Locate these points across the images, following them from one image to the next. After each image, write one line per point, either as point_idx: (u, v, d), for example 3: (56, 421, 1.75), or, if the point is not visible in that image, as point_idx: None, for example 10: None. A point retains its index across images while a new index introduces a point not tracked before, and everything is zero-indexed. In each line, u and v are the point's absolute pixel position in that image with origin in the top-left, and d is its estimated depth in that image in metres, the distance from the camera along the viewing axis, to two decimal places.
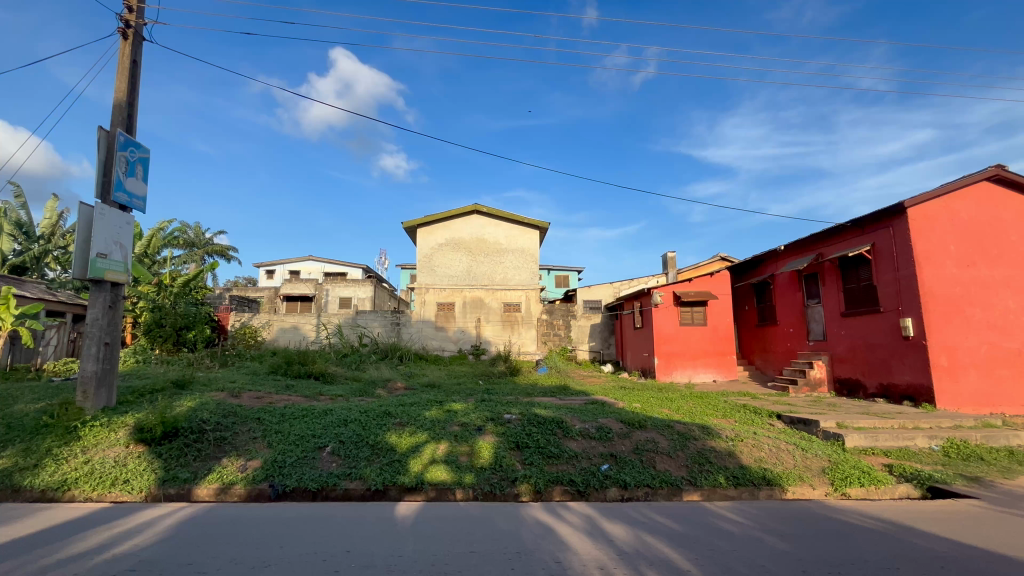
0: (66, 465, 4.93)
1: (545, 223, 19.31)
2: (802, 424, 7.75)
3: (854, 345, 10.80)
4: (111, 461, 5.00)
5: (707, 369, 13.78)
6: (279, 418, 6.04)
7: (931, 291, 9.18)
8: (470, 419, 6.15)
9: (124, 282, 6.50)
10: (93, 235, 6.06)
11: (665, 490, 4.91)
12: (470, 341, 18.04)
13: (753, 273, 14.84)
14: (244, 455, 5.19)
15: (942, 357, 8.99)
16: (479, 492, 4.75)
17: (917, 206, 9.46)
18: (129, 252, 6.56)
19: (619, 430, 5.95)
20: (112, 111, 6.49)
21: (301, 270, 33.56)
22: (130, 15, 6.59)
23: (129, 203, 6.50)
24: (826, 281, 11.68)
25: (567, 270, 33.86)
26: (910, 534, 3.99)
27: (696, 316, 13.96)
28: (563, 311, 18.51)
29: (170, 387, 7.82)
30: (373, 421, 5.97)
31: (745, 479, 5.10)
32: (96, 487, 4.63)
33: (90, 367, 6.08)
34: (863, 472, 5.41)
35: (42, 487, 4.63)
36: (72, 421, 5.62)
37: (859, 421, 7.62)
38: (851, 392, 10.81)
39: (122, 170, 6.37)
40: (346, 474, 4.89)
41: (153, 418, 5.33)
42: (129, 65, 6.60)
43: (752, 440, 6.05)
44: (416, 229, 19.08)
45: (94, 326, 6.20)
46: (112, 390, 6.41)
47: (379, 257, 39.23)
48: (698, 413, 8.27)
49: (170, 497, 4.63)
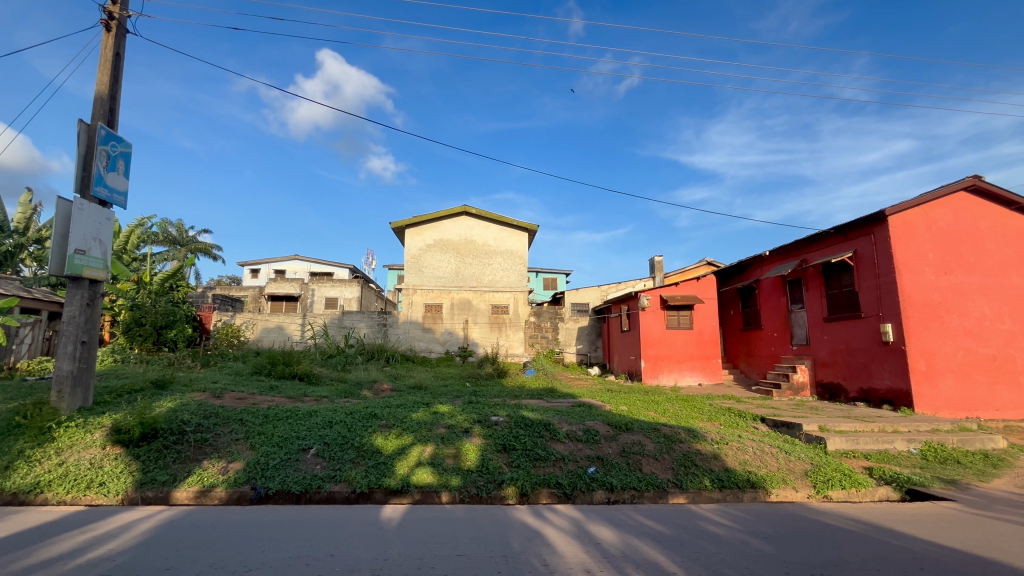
0: (39, 468, 4.78)
1: (534, 225, 19.35)
2: (785, 427, 7.84)
3: (835, 350, 10.99)
4: (86, 463, 4.85)
5: (693, 373, 13.90)
6: (261, 419, 5.92)
7: (910, 296, 9.39)
8: (457, 421, 6.12)
9: (103, 279, 6.34)
10: (71, 230, 5.89)
11: (651, 492, 4.94)
12: (458, 343, 17.99)
13: (739, 278, 15.05)
14: (225, 457, 5.08)
15: (920, 361, 9.19)
16: (466, 495, 4.73)
17: (897, 214, 9.69)
18: (109, 248, 6.41)
19: (605, 433, 5.97)
20: (93, 104, 6.33)
21: (287, 270, 33.23)
22: (114, 6, 6.41)
23: (109, 198, 6.35)
24: (809, 286, 11.90)
25: (555, 273, 34.00)
26: (890, 536, 4.06)
27: (682, 320, 14.10)
28: (551, 314, 18.61)
29: (149, 387, 7.64)
30: (358, 423, 5.90)
31: (730, 482, 5.15)
32: (70, 490, 4.51)
33: (66, 366, 5.94)
34: (845, 475, 5.50)
35: (13, 490, 4.49)
36: (46, 421, 5.43)
37: (841, 425, 7.75)
38: (833, 396, 11.00)
39: (102, 165, 6.23)
40: (331, 476, 4.82)
41: (131, 418, 5.20)
42: (111, 58, 6.46)
43: (736, 443, 6.12)
44: (404, 229, 18.98)
45: (71, 324, 6.02)
46: (89, 390, 6.23)
47: (365, 258, 39.09)
48: (684, 416, 8.35)
49: (149, 500, 4.54)
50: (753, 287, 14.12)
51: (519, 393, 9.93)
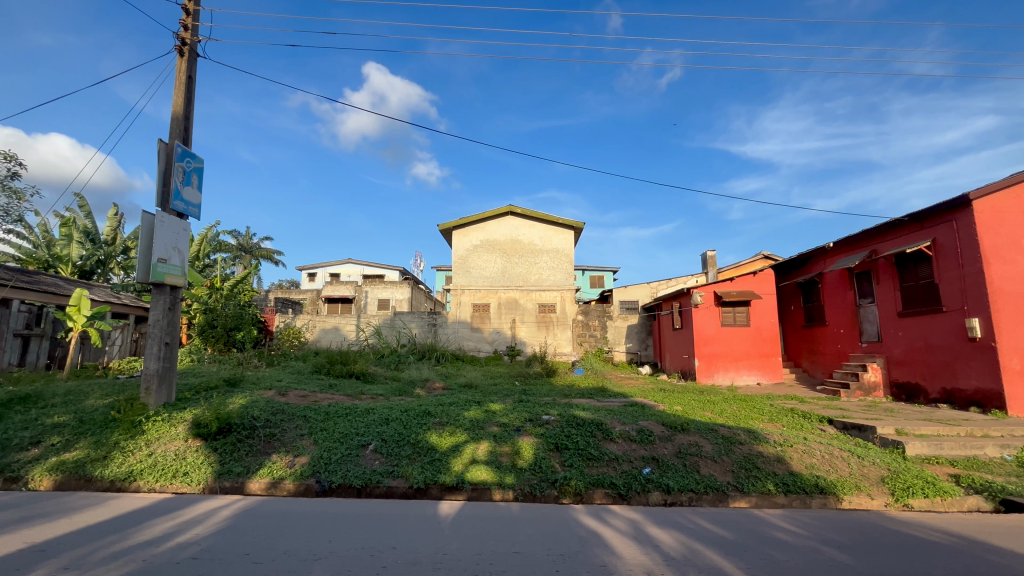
0: (132, 457, 5.26)
1: (580, 223, 19.16)
2: (857, 430, 7.32)
3: (912, 348, 10.17)
4: (172, 454, 5.29)
5: (750, 372, 13.28)
6: (324, 416, 6.23)
7: (1000, 288, 8.57)
8: (509, 419, 6.17)
9: (181, 285, 6.87)
10: (155, 241, 6.43)
11: (710, 495, 4.76)
12: (506, 342, 18.13)
13: (799, 272, 14.25)
14: (292, 451, 5.39)
15: (1013, 360, 8.37)
16: (520, 493, 4.76)
17: (983, 198, 8.84)
18: (186, 256, 6.94)
19: (660, 433, 5.83)
20: (169, 124, 6.86)
21: (341, 274, 34.76)
22: (186, 33, 6.95)
23: (186, 210, 6.87)
24: (880, 279, 11.07)
25: (602, 270, 33.65)
26: (983, 549, 3.70)
27: (738, 317, 13.51)
28: (599, 312, 18.36)
29: (222, 385, 8.19)
30: (413, 420, 6.07)
31: (797, 486, 4.88)
32: (158, 479, 4.92)
33: (152, 365, 6.50)
34: (927, 482, 5.07)
35: (111, 477, 4.97)
36: (138, 415, 5.97)
37: (921, 428, 7.16)
38: (911, 397, 10.18)
39: (179, 180, 6.75)
40: (389, 472, 5.00)
41: (209, 414, 5.62)
42: (185, 81, 6.99)
43: (802, 446, 5.79)
44: (452, 231, 19.35)
45: (156, 326, 6.57)
46: (172, 387, 6.78)
47: (414, 261, 40.30)
48: (743, 417, 8.00)
49: (226, 489, 4.88)
50: (816, 281, 13.31)
51: (570, 392, 9.87)
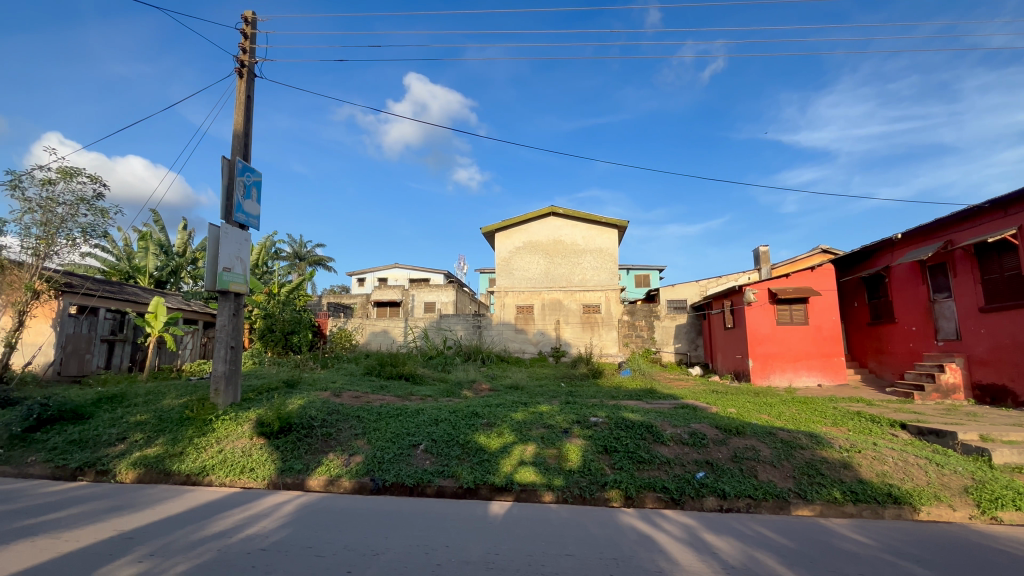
0: (204, 453, 5.65)
1: (624, 221, 18.83)
2: (934, 436, 6.76)
3: (997, 346, 9.31)
4: (239, 451, 5.63)
5: (811, 373, 12.56)
6: (376, 416, 6.45)
7: None
8: (557, 421, 6.14)
9: (244, 292, 7.31)
10: (220, 251, 6.88)
11: (770, 502, 4.55)
12: (551, 343, 18.07)
13: (863, 266, 13.35)
14: (347, 450, 5.60)
15: None
16: (570, 495, 4.73)
17: None
18: (247, 265, 7.37)
19: (714, 437, 5.61)
20: (231, 142, 7.33)
21: (388, 278, 35.86)
22: (245, 56, 7.41)
23: (247, 222, 7.32)
24: (957, 272, 10.21)
25: (647, 270, 32.94)
26: None
27: (796, 316, 12.83)
28: (645, 312, 17.98)
29: (282, 387, 8.64)
30: (462, 421, 6.17)
31: (866, 495, 4.57)
32: (228, 474, 5.25)
33: (220, 367, 6.96)
34: (1019, 493, 4.61)
35: (187, 472, 5.36)
36: (208, 414, 6.41)
37: (1010, 434, 6.52)
38: (997, 400, 9.30)
39: (241, 194, 7.20)
40: (440, 471, 5.10)
41: (271, 414, 5.94)
42: (244, 100, 7.45)
43: (871, 452, 5.42)
44: (494, 234, 19.52)
45: (223, 331, 7.02)
46: (238, 388, 7.22)
47: (458, 264, 40.96)
48: (803, 420, 7.59)
49: (288, 485, 5.14)
50: (882, 275, 12.43)
51: (618, 393, 9.70)
